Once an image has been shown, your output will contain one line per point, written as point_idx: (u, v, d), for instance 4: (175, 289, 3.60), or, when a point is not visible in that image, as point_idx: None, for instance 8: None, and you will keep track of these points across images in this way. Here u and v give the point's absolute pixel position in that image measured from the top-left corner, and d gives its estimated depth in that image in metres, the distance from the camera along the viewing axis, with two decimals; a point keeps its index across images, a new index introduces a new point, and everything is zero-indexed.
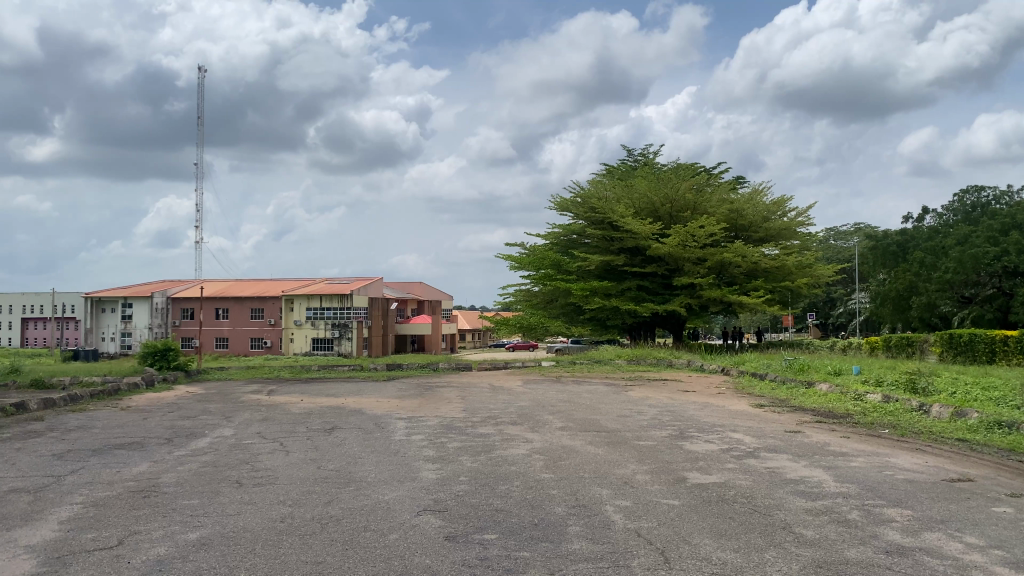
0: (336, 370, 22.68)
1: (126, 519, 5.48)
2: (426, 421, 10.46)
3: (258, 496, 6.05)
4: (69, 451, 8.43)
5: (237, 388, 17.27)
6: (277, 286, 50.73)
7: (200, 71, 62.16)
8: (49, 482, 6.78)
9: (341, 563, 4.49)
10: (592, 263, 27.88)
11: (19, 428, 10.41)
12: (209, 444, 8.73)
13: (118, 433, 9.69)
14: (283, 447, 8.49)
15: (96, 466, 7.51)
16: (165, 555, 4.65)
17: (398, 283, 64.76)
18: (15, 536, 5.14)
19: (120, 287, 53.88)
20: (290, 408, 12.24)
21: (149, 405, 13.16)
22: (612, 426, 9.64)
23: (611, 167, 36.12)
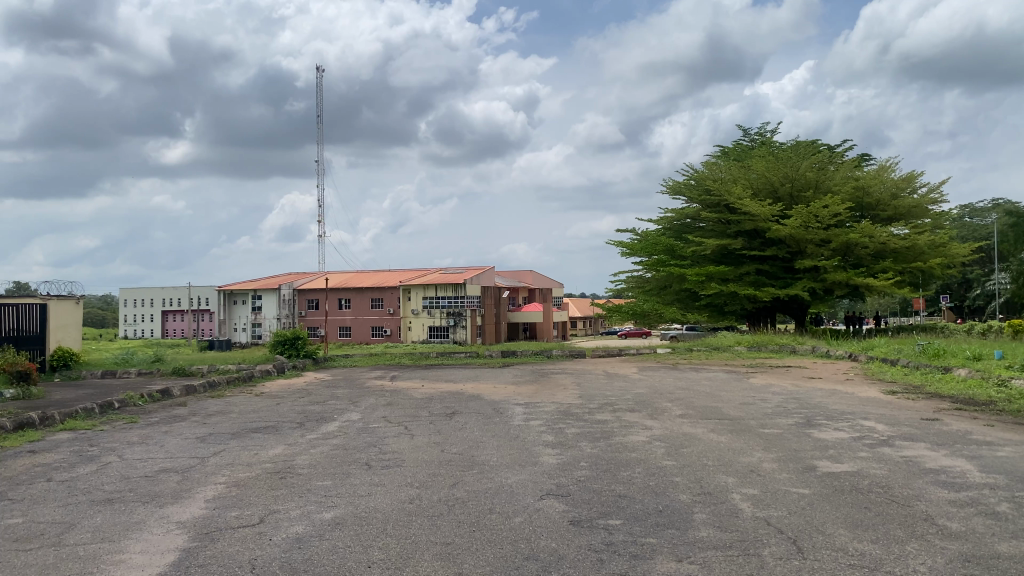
0: (453, 357, 23.12)
1: (266, 498, 5.77)
2: (543, 407, 10.54)
3: (387, 478, 6.25)
4: (210, 434, 8.95)
5: (361, 374, 17.85)
6: (393, 277, 52.10)
7: (318, 71, 64.45)
8: (195, 462, 7.23)
9: (469, 544, 4.57)
10: (707, 247, 27.26)
11: (166, 412, 11.14)
12: (338, 428, 9.07)
13: (254, 417, 10.22)
14: (407, 431, 8.73)
15: (235, 448, 7.94)
16: (303, 533, 4.87)
17: (510, 272, 65.36)
18: (168, 512, 5.50)
19: (249, 279, 56.69)
20: (412, 393, 12.60)
21: (280, 391, 13.81)
22: (734, 413, 9.43)
23: (726, 148, 35.14)
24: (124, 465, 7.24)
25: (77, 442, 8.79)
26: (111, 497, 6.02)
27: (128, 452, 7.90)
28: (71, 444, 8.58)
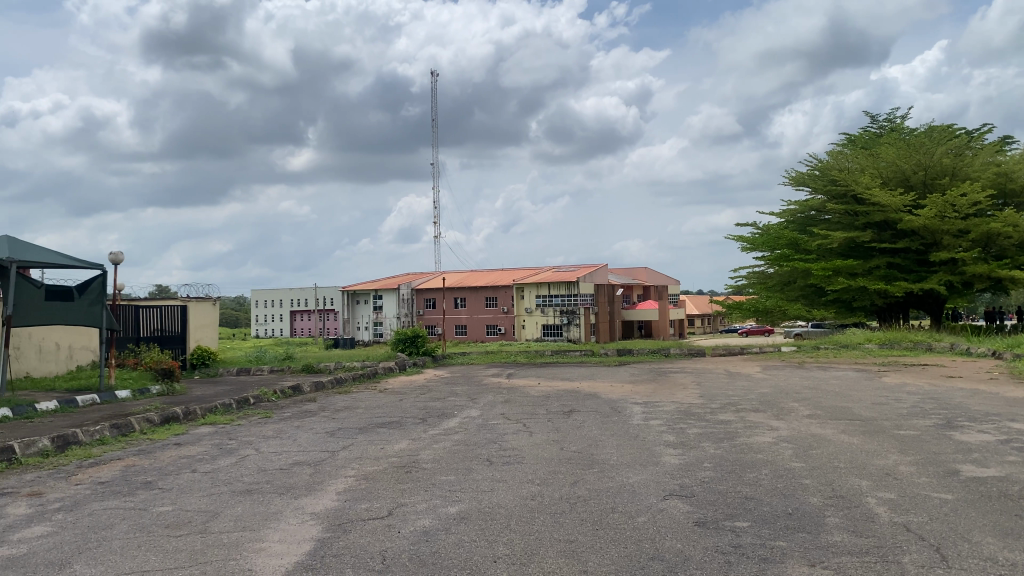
0: (569, 356, 23.12)
1: (393, 492, 5.94)
2: (663, 406, 10.39)
3: (509, 475, 6.32)
4: (338, 428, 9.31)
5: (479, 371, 18.12)
6: (508, 276, 52.61)
7: (433, 75, 65.97)
8: (325, 456, 7.53)
9: (593, 542, 4.57)
10: (833, 240, 26.21)
11: (297, 408, 11.68)
12: (459, 424, 9.24)
13: (379, 413, 10.54)
14: (526, 428, 8.79)
15: (362, 442, 8.22)
16: (430, 526, 4.99)
17: (625, 269, 64.87)
18: (303, 504, 5.76)
19: (370, 279, 58.59)
20: (530, 391, 12.70)
21: (402, 388, 14.19)
22: (866, 414, 9.02)
23: (853, 136, 33.60)
24: (261, 458, 7.62)
25: (217, 435, 9.32)
26: (250, 488, 6.35)
27: (264, 446, 8.32)
28: (212, 438, 9.10)
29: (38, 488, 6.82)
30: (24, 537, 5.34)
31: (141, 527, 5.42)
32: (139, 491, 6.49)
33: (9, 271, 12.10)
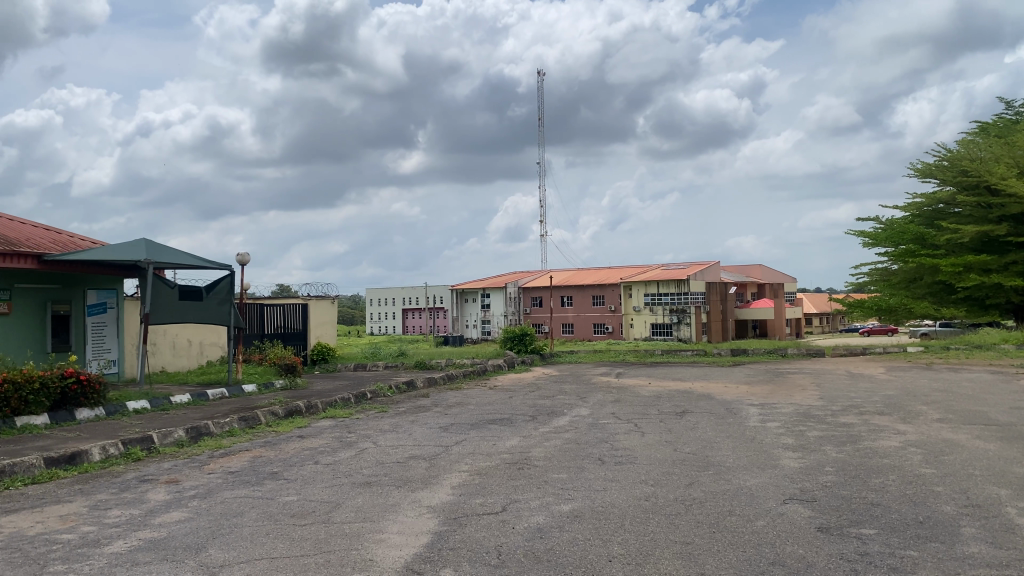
0: (680, 355, 22.75)
1: (507, 488, 6.00)
2: (780, 408, 10.08)
3: (622, 474, 6.28)
4: (452, 424, 9.48)
5: (589, 370, 18.06)
6: (616, 274, 52.22)
7: (539, 76, 66.24)
8: (439, 450, 7.69)
9: (710, 545, 4.48)
10: (963, 235, 24.77)
11: (411, 403, 11.96)
12: (570, 422, 9.25)
13: (490, 410, 10.68)
14: (638, 428, 8.71)
15: (475, 438, 8.35)
16: (544, 523, 5.01)
17: (738, 267, 63.25)
18: (420, 497, 5.90)
19: (479, 278, 59.41)
20: (640, 391, 12.56)
21: (513, 385, 14.32)
22: (1004, 419, 8.47)
23: (986, 123, 31.58)
24: (378, 451, 7.86)
25: (336, 428, 9.66)
26: (369, 480, 6.55)
27: (381, 439, 8.57)
28: (332, 431, 9.45)
29: (175, 476, 7.27)
30: (164, 521, 5.70)
31: (269, 515, 5.68)
32: (266, 481, 6.81)
33: (147, 272, 12.86)
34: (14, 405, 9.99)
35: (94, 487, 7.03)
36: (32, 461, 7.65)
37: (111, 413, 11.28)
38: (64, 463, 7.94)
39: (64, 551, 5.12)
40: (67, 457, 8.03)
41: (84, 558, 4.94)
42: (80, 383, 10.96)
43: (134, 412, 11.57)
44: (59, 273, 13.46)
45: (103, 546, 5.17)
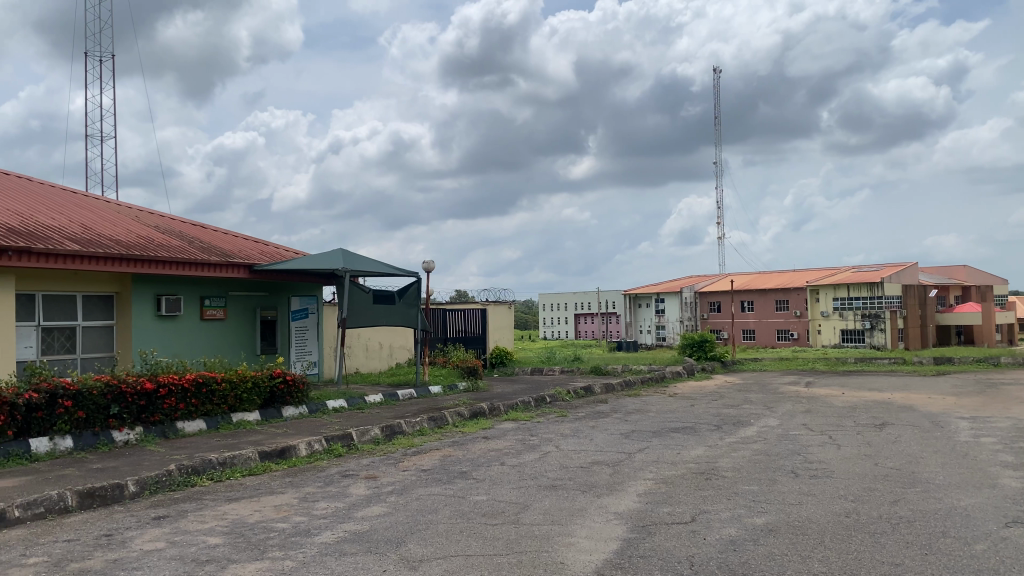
0: (876, 364, 21.34)
1: (696, 498, 5.88)
2: (995, 423, 9.21)
3: (818, 488, 5.99)
4: (633, 431, 9.41)
5: (774, 379, 17.32)
6: (799, 277, 49.89)
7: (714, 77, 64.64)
8: (623, 457, 7.67)
9: (923, 568, 4.18)
10: None
11: (590, 409, 11.97)
12: (758, 433, 8.92)
13: (672, 417, 10.51)
14: (833, 441, 8.27)
15: (658, 446, 8.25)
16: (736, 536, 4.88)
17: (938, 268, 58.48)
18: (606, 503, 5.90)
19: (654, 283, 58.63)
20: (833, 401, 11.88)
21: (693, 393, 14.01)
22: None
23: None
24: (562, 455, 7.94)
25: (519, 431, 9.87)
26: (555, 484, 6.64)
27: (564, 444, 8.66)
28: (515, 433, 9.64)
29: (374, 472, 7.71)
30: (367, 515, 6.06)
31: (462, 513, 5.89)
32: (456, 480, 7.06)
33: (343, 280, 13.74)
34: (231, 402, 10.98)
35: (303, 480, 7.60)
36: (248, 455, 8.40)
37: (313, 411, 12.13)
38: (276, 457, 8.65)
39: (280, 539, 5.56)
40: (279, 451, 8.74)
41: (298, 546, 5.34)
42: (286, 382, 11.88)
43: (333, 410, 12.38)
44: (266, 282, 14.64)
45: (314, 536, 5.56)
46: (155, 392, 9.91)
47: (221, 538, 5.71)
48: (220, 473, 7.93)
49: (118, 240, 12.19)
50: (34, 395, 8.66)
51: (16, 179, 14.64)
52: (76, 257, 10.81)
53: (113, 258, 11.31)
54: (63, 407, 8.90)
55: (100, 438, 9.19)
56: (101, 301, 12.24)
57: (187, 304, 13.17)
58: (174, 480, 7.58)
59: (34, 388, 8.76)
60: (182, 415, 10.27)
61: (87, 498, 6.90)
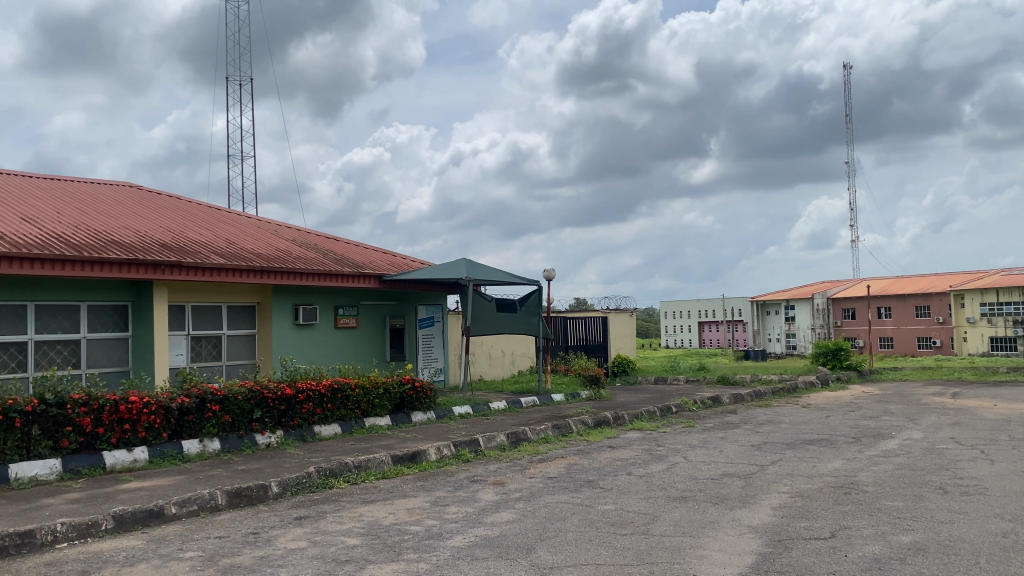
0: None
1: (835, 513, 5.65)
2: None
3: (970, 506, 5.63)
4: (765, 442, 9.14)
5: (916, 389, 16.39)
6: (941, 282, 47.05)
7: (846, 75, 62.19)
8: (755, 469, 7.47)
9: None
10: None
11: (718, 419, 11.70)
12: (900, 446, 8.48)
13: (806, 429, 10.14)
14: (985, 456, 7.75)
15: (793, 458, 7.98)
16: (881, 554, 4.65)
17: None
18: (739, 516, 5.76)
19: (783, 290, 56.68)
20: (984, 414, 11.13)
21: (828, 404, 13.43)
22: None
23: None
24: (691, 466, 7.80)
25: (645, 441, 9.76)
26: (685, 495, 6.54)
27: (692, 454, 8.50)
28: (641, 443, 9.55)
29: (502, 478, 7.82)
30: (496, 520, 6.15)
31: (590, 522, 5.89)
32: (584, 488, 7.07)
33: (468, 290, 14.00)
34: (364, 407, 11.39)
35: (434, 484, 7.80)
36: (382, 458, 8.70)
37: (440, 416, 12.43)
38: (407, 461, 8.91)
39: (414, 541, 5.72)
40: (410, 455, 8.99)
41: (431, 549, 5.48)
42: (415, 389, 12.21)
43: (460, 416, 12.64)
44: (394, 291, 15.11)
45: (446, 540, 5.69)
46: (294, 398, 10.41)
47: (359, 539, 5.93)
48: (356, 476, 8.25)
49: (259, 253, 12.90)
50: (185, 400, 9.28)
51: (168, 198, 15.77)
52: (222, 270, 11.52)
53: (254, 270, 11.98)
54: (211, 411, 9.50)
55: (245, 440, 9.74)
56: (243, 311, 12.99)
57: (322, 313, 13.78)
58: (313, 482, 7.93)
59: (186, 393, 9.39)
60: (319, 419, 10.75)
61: (235, 497, 7.33)
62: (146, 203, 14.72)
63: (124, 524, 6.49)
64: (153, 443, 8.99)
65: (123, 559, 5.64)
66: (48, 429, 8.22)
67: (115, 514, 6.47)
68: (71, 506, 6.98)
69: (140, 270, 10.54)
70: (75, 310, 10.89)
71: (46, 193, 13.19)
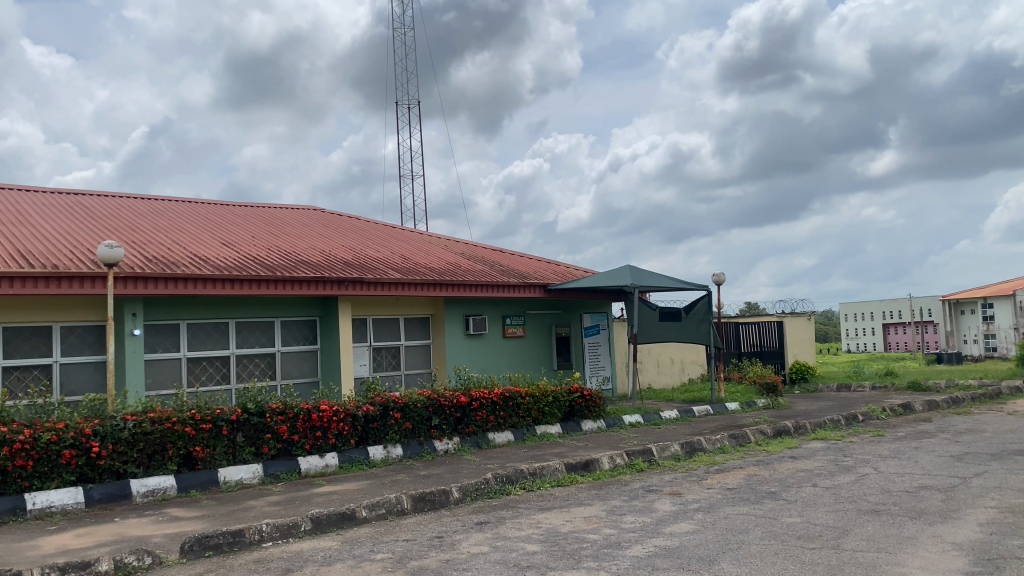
0: None
1: None
2: None
3: None
4: (967, 453, 8.45)
5: None
6: None
7: None
8: (957, 482, 6.93)
9: None
10: None
11: (911, 428, 10.93)
12: None
13: (1015, 439, 9.27)
14: None
15: (1000, 470, 7.33)
16: None
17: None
18: (940, 532, 5.38)
19: (980, 287, 52.12)
20: None
21: None
22: None
23: None
24: (883, 478, 7.35)
25: (830, 451, 9.29)
26: (877, 509, 6.17)
27: (883, 465, 8.01)
28: (826, 454, 9.11)
29: (678, 488, 7.70)
30: (676, 531, 6.07)
31: (775, 534, 5.69)
32: (765, 500, 6.82)
33: (634, 297, 13.93)
34: (535, 415, 11.57)
35: (609, 493, 7.80)
36: (556, 466, 8.80)
37: (611, 425, 12.42)
38: (581, 469, 8.96)
39: (593, 549, 5.76)
40: (583, 464, 9.05)
41: (610, 558, 5.50)
42: (584, 397, 12.27)
43: (630, 425, 12.57)
44: (561, 300, 15.28)
45: (625, 549, 5.69)
46: (469, 406, 10.73)
47: (538, 545, 6.04)
48: (532, 483, 8.40)
49: (432, 268, 13.45)
50: (370, 407, 9.83)
51: (349, 219, 16.78)
52: (400, 285, 12.11)
53: (428, 283, 12.47)
54: (394, 418, 9.98)
55: (424, 446, 10.16)
56: (418, 323, 13.58)
57: (491, 323, 14.14)
58: (492, 488, 8.15)
59: (370, 402, 9.94)
60: (493, 427, 11.03)
61: (419, 501, 7.66)
62: (330, 224, 15.73)
63: (321, 526, 6.94)
64: (341, 448, 9.57)
65: (322, 559, 6.04)
66: (250, 436, 8.96)
67: (312, 516, 6.94)
68: (273, 508, 7.55)
69: (324, 286, 11.26)
70: (269, 325, 11.79)
71: (241, 220, 14.39)
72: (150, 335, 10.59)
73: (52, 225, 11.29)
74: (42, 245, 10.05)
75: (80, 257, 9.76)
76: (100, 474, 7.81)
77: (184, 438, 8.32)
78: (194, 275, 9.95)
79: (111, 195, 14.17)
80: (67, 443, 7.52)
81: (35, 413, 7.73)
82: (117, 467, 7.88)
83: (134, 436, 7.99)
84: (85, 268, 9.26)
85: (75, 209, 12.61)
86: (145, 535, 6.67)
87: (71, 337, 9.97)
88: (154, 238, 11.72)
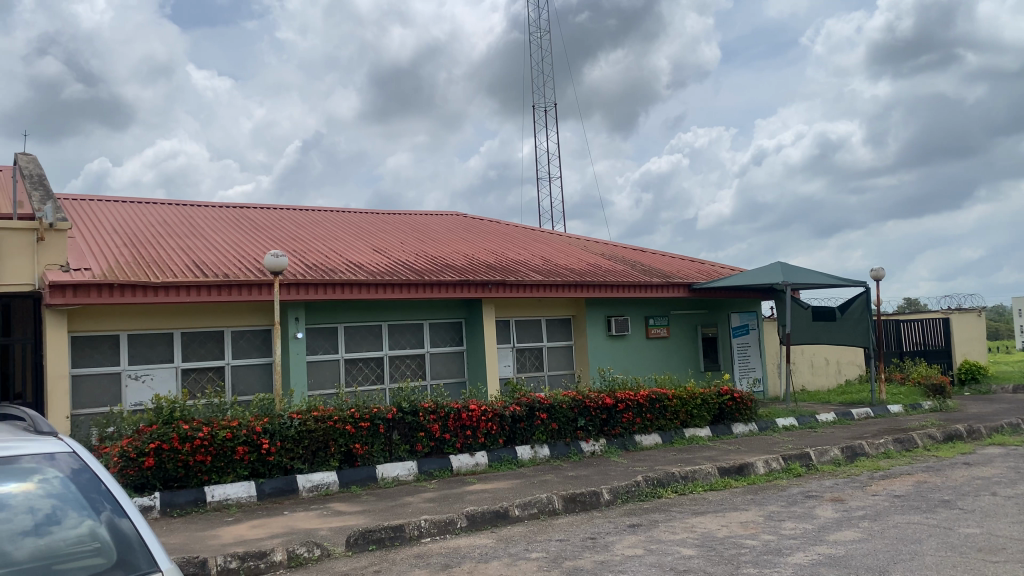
0: None
1: None
2: None
3: None
4: None
5: None
6: None
7: None
8: None
9: None
10: None
11: None
12: None
13: None
14: None
15: None
16: None
17: None
18: None
19: None
20: None
21: None
22: None
23: None
24: None
25: (1010, 458, 8.63)
26: None
27: None
28: (1006, 460, 8.47)
29: (840, 494, 7.38)
30: (840, 539, 5.83)
31: (952, 546, 5.36)
32: (939, 509, 6.43)
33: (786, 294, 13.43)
34: (683, 418, 11.41)
35: (766, 498, 7.57)
36: (708, 470, 8.63)
37: (763, 429, 12.05)
38: (735, 474, 8.75)
39: (752, 555, 5.62)
40: (737, 468, 8.83)
41: (772, 564, 5.34)
42: (734, 399, 11.95)
43: (784, 428, 12.15)
44: (706, 299, 14.97)
45: (787, 556, 5.52)
46: (614, 407, 10.70)
47: (694, 550, 5.95)
48: (684, 487, 8.28)
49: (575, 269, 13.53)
50: (517, 408, 10.00)
51: (490, 223, 17.12)
52: (544, 286, 12.25)
53: (571, 284, 12.55)
54: (540, 418, 10.10)
55: (571, 447, 10.22)
56: (561, 325, 13.68)
57: (634, 324, 14.05)
58: (642, 490, 8.10)
59: (517, 402, 10.11)
60: (640, 428, 10.95)
61: (570, 502, 7.72)
62: (472, 229, 16.12)
63: (476, 523, 7.13)
64: (491, 448, 9.78)
65: (479, 556, 6.21)
66: (405, 434, 9.32)
67: (467, 514, 7.14)
68: (428, 504, 7.83)
69: (471, 289, 11.55)
70: (418, 328, 12.22)
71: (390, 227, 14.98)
72: (311, 337, 11.22)
73: (222, 237, 12.16)
74: (215, 256, 10.87)
75: (248, 266, 10.47)
76: (270, 469, 8.35)
77: (344, 436, 8.77)
78: (350, 281, 10.46)
79: (272, 208, 15.10)
80: (241, 440, 8.10)
81: (212, 411, 8.37)
82: (285, 463, 8.41)
83: (300, 434, 8.50)
84: (252, 276, 9.94)
85: (241, 221, 13.54)
86: (312, 528, 7.08)
87: (241, 340, 10.71)
88: (312, 246, 12.41)
